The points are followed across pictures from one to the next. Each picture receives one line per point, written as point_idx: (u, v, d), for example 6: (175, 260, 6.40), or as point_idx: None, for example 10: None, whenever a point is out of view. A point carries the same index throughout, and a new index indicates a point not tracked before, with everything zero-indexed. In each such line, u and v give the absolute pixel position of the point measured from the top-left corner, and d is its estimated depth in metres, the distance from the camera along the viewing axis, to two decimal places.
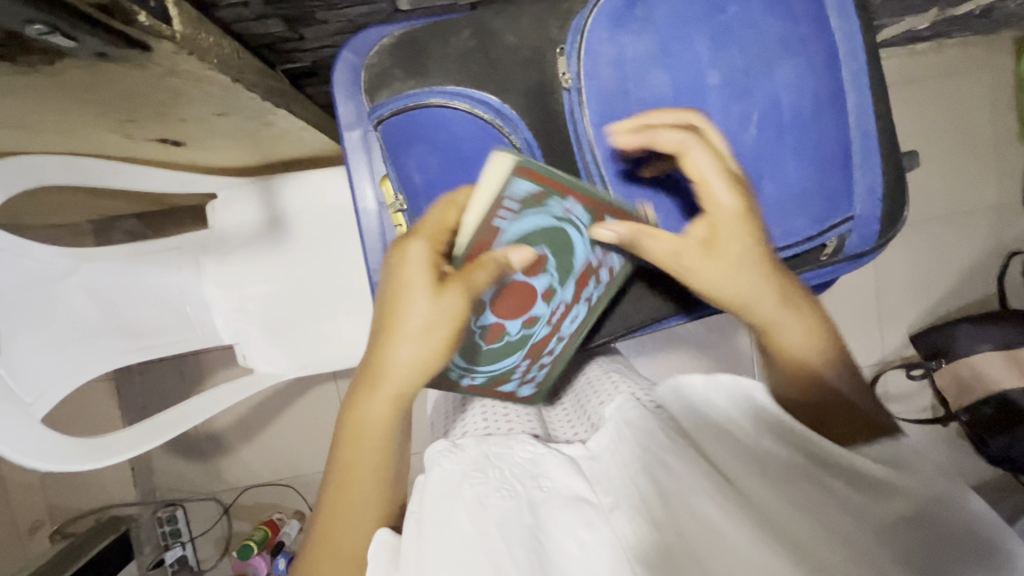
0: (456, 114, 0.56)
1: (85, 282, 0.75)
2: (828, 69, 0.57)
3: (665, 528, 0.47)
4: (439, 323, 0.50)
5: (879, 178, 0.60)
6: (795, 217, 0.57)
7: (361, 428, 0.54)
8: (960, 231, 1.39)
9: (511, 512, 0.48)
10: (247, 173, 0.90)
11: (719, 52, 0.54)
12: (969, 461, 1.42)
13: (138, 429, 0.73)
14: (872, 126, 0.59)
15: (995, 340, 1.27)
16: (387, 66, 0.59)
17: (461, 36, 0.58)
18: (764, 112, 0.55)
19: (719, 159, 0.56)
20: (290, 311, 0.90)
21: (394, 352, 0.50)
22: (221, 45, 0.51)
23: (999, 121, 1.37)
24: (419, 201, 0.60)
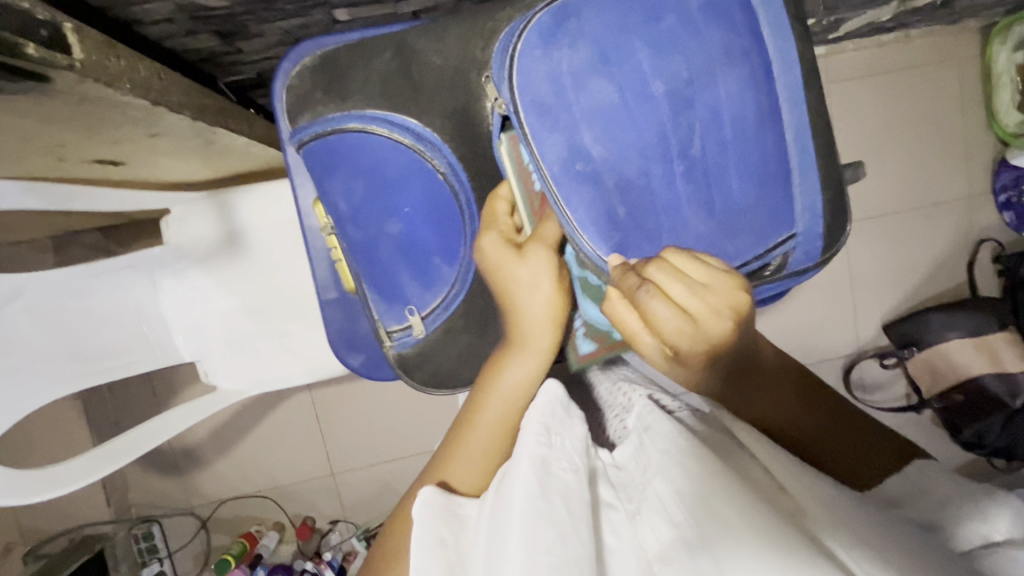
0: (377, 140, 0.58)
1: (27, 308, 0.73)
2: (770, 81, 0.55)
3: (686, 526, 0.37)
4: (551, 285, 0.55)
5: (819, 196, 0.58)
6: (733, 236, 0.56)
7: (492, 395, 0.56)
8: (930, 221, 1.39)
9: (568, 488, 0.42)
10: (201, 187, 0.88)
11: (660, 61, 0.53)
12: (944, 448, 1.44)
13: (88, 457, 0.74)
14: (812, 144, 0.57)
15: (968, 326, 1.29)
16: (309, 88, 0.60)
17: (383, 57, 0.59)
18: (704, 125, 0.53)
19: (677, 172, 0.54)
20: (251, 327, 0.88)
21: (518, 314, 0.57)
22: (134, 68, 0.50)
23: (966, 110, 1.37)
24: (346, 227, 0.61)
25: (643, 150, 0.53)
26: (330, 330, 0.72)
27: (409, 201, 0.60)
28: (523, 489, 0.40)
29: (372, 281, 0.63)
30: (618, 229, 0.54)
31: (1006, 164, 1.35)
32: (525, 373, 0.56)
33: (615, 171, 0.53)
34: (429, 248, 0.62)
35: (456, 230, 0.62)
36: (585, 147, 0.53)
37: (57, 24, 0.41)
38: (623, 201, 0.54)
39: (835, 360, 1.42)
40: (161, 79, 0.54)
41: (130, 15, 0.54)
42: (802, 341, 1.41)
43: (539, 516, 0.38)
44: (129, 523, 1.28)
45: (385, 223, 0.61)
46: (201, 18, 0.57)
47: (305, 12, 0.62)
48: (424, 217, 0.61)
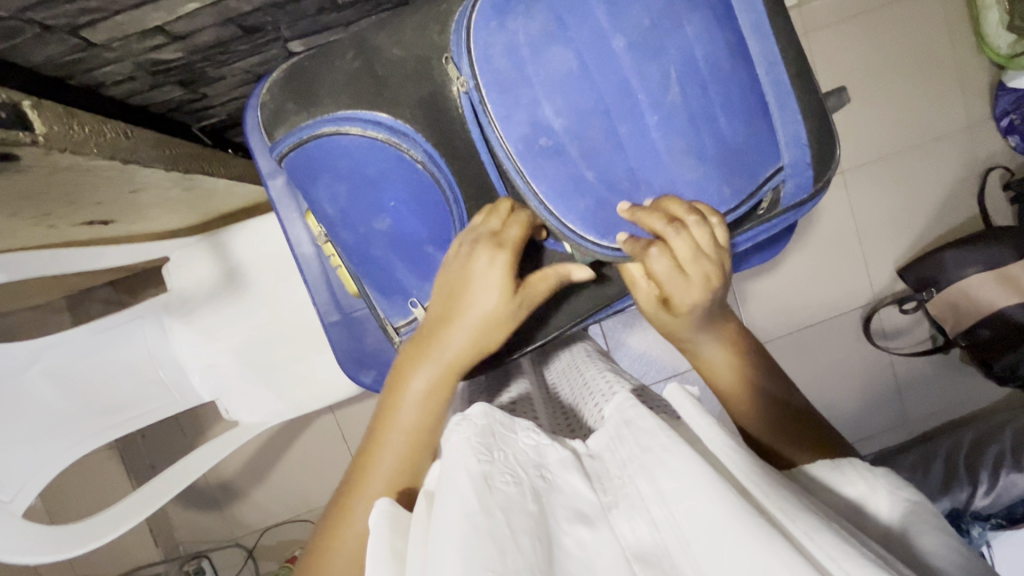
0: (351, 140, 0.55)
1: (46, 369, 0.75)
2: (731, 18, 0.52)
3: (666, 528, 0.37)
4: (500, 312, 0.52)
5: (803, 122, 0.54)
6: (718, 181, 0.52)
7: (401, 405, 0.52)
8: (933, 157, 1.36)
9: (513, 499, 0.39)
10: (195, 230, 0.90)
11: (619, 14, 0.50)
12: (975, 386, 1.41)
13: (122, 506, 0.77)
14: (783, 73, 0.53)
15: (985, 259, 1.25)
16: (280, 102, 0.58)
17: (345, 57, 0.57)
18: (681, 68, 0.51)
19: (652, 123, 0.51)
20: (263, 358, 0.91)
21: (453, 341, 0.52)
22: (99, 132, 0.52)
23: (956, 37, 1.33)
24: (337, 231, 0.59)
25: (606, 109, 0.51)
26: (338, 349, 0.72)
27: (392, 194, 0.56)
28: (464, 507, 0.37)
29: (370, 280, 0.60)
30: (585, 195, 0.53)
31: (1004, 87, 1.30)
32: (436, 381, 0.52)
33: (583, 139, 0.51)
34: (419, 238, 0.58)
35: (444, 214, 0.58)
36: (547, 120, 0.51)
37: (15, 105, 0.44)
38: (598, 163, 0.52)
39: (852, 312, 1.39)
40: (128, 137, 0.56)
41: (92, 81, 0.61)
42: (816, 296, 1.38)
43: (480, 532, 0.35)
44: (180, 560, 1.32)
45: (373, 221, 0.57)
46: (160, 71, 0.63)
47: (261, 49, 0.66)
48: (412, 208, 0.57)
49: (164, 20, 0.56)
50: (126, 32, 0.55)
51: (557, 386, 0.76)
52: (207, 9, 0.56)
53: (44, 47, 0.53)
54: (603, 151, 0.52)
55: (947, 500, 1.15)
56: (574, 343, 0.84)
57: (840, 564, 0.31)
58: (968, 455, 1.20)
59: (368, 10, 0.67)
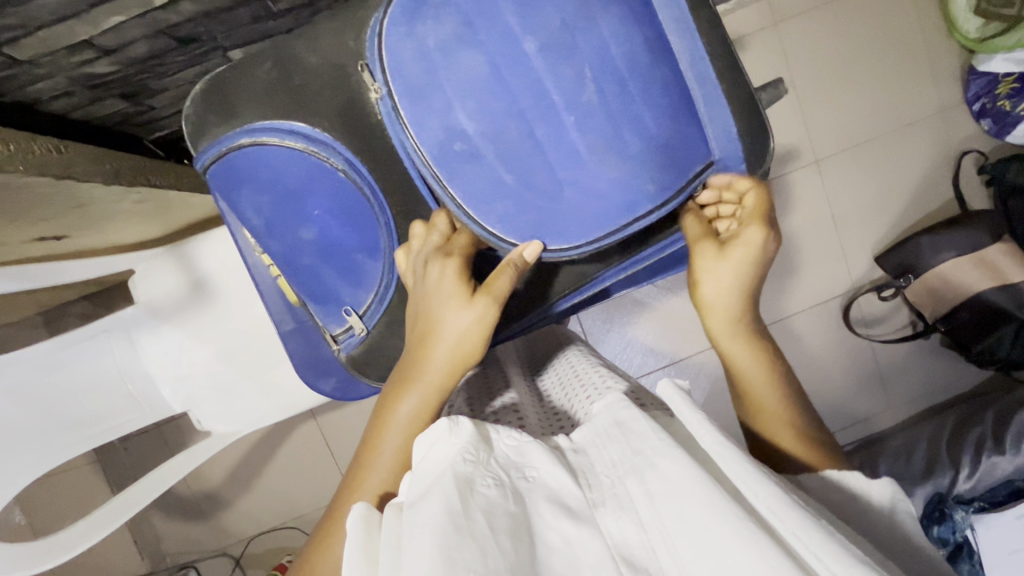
0: (271, 151, 0.55)
1: (8, 389, 0.75)
2: (647, 14, 0.51)
3: (653, 529, 0.37)
4: (470, 319, 0.50)
5: (732, 116, 0.54)
6: (642, 179, 0.51)
7: (387, 429, 0.51)
8: (904, 143, 1.36)
9: (493, 503, 0.38)
10: (159, 241, 0.90)
11: (529, 16, 0.49)
12: (958, 369, 1.41)
13: (92, 520, 0.77)
14: (707, 68, 0.53)
15: (960, 244, 1.25)
16: (200, 113, 0.58)
17: (263, 68, 0.56)
18: (597, 67, 0.50)
19: (568, 124, 0.50)
20: (234, 367, 0.91)
21: (428, 357, 0.51)
22: (31, 147, 0.52)
23: (923, 22, 1.33)
24: (266, 242, 0.59)
25: (520, 112, 0.50)
26: (295, 358, 0.72)
27: (317, 203, 0.56)
28: (445, 508, 0.36)
29: (305, 290, 0.60)
30: (504, 198, 0.52)
31: (976, 71, 1.30)
32: (421, 403, 0.51)
33: (498, 142, 0.51)
34: (349, 246, 0.57)
35: (370, 221, 0.57)
36: (461, 125, 0.51)
37: None
38: (514, 164, 0.51)
39: (832, 300, 1.39)
40: (63, 151, 0.56)
41: (28, 98, 0.60)
42: (794, 285, 1.38)
43: (462, 534, 0.35)
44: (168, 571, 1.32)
45: (299, 230, 0.57)
46: (98, 84, 0.63)
47: (202, 58, 0.66)
48: (337, 217, 0.57)
49: (91, 34, 0.56)
50: (53, 47, 0.56)
51: (546, 384, 0.76)
52: (134, 21, 0.56)
53: None
54: (521, 153, 0.51)
55: (930, 485, 1.16)
56: (569, 345, 0.84)
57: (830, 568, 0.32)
58: (950, 439, 1.20)
59: (307, 16, 0.67)
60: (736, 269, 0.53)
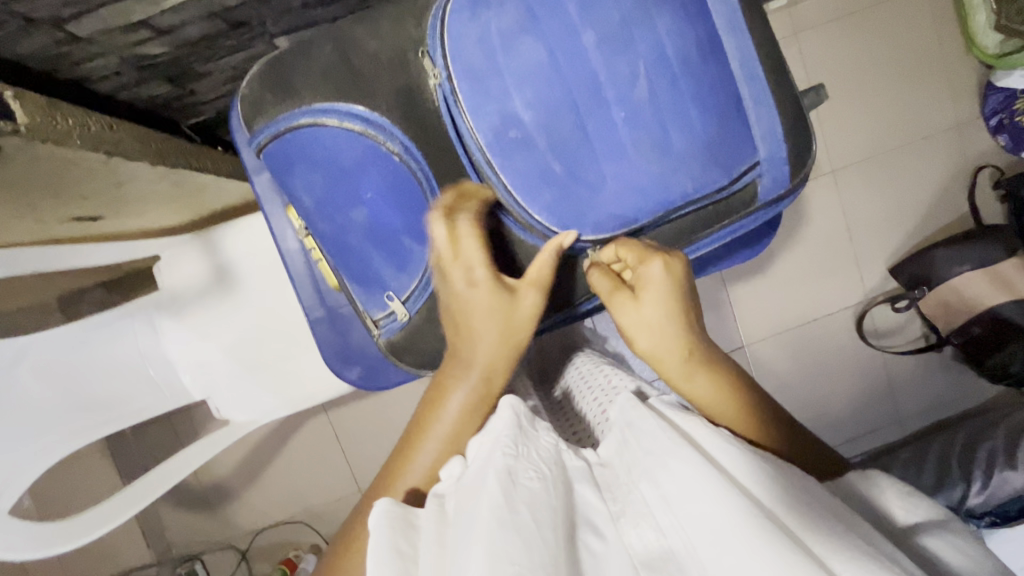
0: (329, 131, 0.55)
1: (35, 366, 0.74)
2: (702, 12, 0.52)
3: (672, 534, 0.37)
4: (518, 304, 0.52)
5: (779, 118, 0.54)
6: (683, 176, 0.53)
7: (438, 417, 0.51)
8: (922, 156, 1.37)
9: (536, 496, 0.38)
10: (186, 227, 0.91)
11: (590, 9, 0.51)
12: (968, 384, 1.41)
13: (109, 505, 0.75)
14: (759, 67, 0.54)
15: (976, 258, 1.25)
16: (258, 93, 0.58)
17: (323, 50, 0.57)
18: (651, 62, 0.51)
19: (618, 118, 0.52)
20: (255, 356, 0.91)
21: (478, 343, 0.52)
22: (85, 123, 0.53)
23: (943, 37, 1.34)
24: (315, 222, 0.59)
25: (573, 103, 0.52)
26: (324, 343, 0.72)
27: (370, 185, 0.56)
28: (491, 499, 0.36)
29: (348, 272, 0.61)
30: (550, 187, 0.53)
31: (993, 86, 1.31)
32: (472, 395, 0.51)
33: (550, 131, 0.52)
34: (397, 229, 0.58)
35: (421, 206, 0.57)
36: (516, 112, 0.52)
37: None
38: (564, 153, 0.52)
39: (846, 310, 1.39)
40: (113, 129, 0.57)
41: (78, 75, 0.61)
42: (808, 293, 1.39)
43: (505, 525, 0.34)
44: (172, 562, 1.32)
45: (350, 211, 0.57)
46: (147, 65, 0.64)
47: (248, 44, 0.67)
48: (389, 201, 0.57)
49: (148, 14, 0.56)
50: (111, 26, 0.56)
51: (560, 380, 0.80)
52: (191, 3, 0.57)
53: (28, 40, 0.54)
54: (570, 142, 0.52)
55: (941, 498, 1.15)
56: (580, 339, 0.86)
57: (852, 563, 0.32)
58: (962, 453, 1.20)
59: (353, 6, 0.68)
60: (649, 310, 0.52)
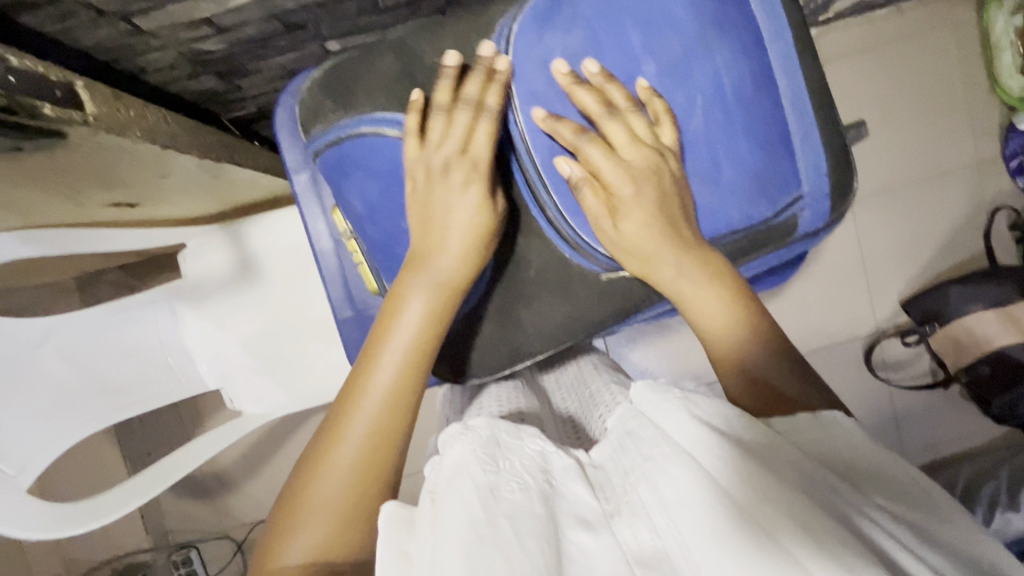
0: (388, 142, 0.58)
1: (60, 347, 0.74)
2: (759, 50, 0.55)
3: (667, 534, 0.38)
4: (483, 219, 0.56)
5: (824, 154, 0.57)
6: (728, 206, 0.56)
7: (398, 325, 0.53)
8: (940, 193, 1.37)
9: (518, 507, 0.39)
10: (214, 217, 0.92)
11: (652, 42, 0.55)
12: (973, 422, 1.41)
13: (126, 488, 0.75)
14: (807, 104, 0.56)
15: (989, 298, 1.26)
16: (317, 99, 0.60)
17: (384, 60, 0.59)
18: (707, 95, 0.55)
19: (671, 145, 0.56)
20: (271, 351, 0.91)
21: (443, 252, 0.54)
22: (144, 116, 0.59)
23: (967, 77, 1.35)
24: (364, 227, 0.61)
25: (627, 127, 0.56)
26: (349, 345, 0.72)
27: None
28: (468, 518, 0.38)
29: (392, 277, 0.62)
30: None
31: (1015, 129, 1.32)
32: (432, 299, 0.53)
33: None
34: None
35: None
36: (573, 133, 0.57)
37: (70, 84, 0.50)
38: None
39: (855, 340, 1.40)
40: (168, 122, 0.63)
41: (135, 66, 0.62)
42: (818, 321, 1.39)
43: (484, 541, 0.36)
44: (168, 549, 1.32)
45: (401, 220, 0.59)
46: (201, 61, 0.65)
47: (298, 46, 0.69)
48: None
49: (212, 12, 0.57)
50: (176, 21, 0.57)
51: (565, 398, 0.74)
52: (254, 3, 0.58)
53: (95, 30, 0.55)
54: None
55: None
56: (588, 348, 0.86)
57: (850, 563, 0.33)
58: (964, 492, 1.19)
59: (405, 15, 0.69)
60: (632, 227, 0.54)
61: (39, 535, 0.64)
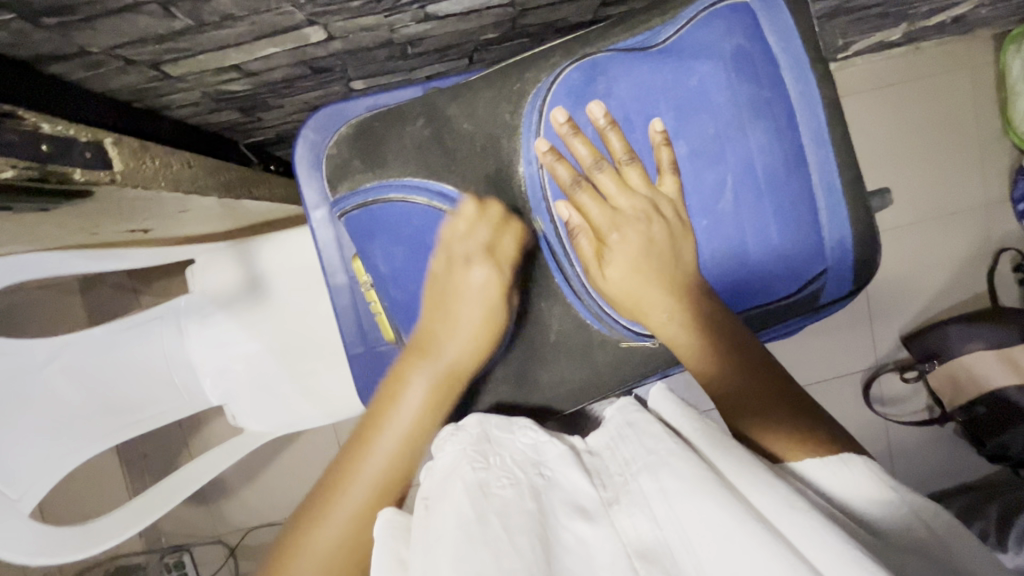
0: (417, 208, 0.59)
1: (65, 367, 0.74)
2: (791, 128, 0.56)
3: (667, 525, 0.37)
4: (490, 314, 0.56)
5: (850, 229, 0.58)
6: (752, 287, 0.58)
7: (396, 410, 0.52)
8: (947, 233, 1.38)
9: (508, 500, 0.41)
10: (225, 235, 0.91)
11: (685, 122, 0.56)
12: (967, 459, 1.42)
13: (127, 509, 0.75)
14: (838, 179, 0.57)
15: (989, 337, 1.26)
16: (347, 157, 0.61)
17: (416, 125, 0.59)
18: (739, 175, 0.56)
19: (700, 226, 0.57)
20: (273, 372, 0.91)
21: (448, 343, 0.55)
22: (168, 163, 0.60)
23: (981, 118, 1.35)
24: (387, 288, 0.61)
25: None
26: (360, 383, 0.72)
27: None
28: (457, 514, 0.39)
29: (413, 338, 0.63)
30: None
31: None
32: (433, 388, 0.53)
33: None
34: None
35: None
36: None
37: (100, 142, 0.51)
38: None
39: (854, 374, 1.40)
40: (191, 165, 0.64)
41: (159, 104, 0.62)
42: (819, 354, 1.40)
43: (470, 538, 0.37)
44: (161, 551, 1.32)
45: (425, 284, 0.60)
46: (225, 98, 0.65)
47: (324, 84, 0.69)
48: None
49: (242, 60, 0.57)
50: (205, 68, 0.57)
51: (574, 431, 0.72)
52: (285, 52, 0.57)
53: (122, 76, 0.54)
54: None
55: None
56: None
57: (844, 551, 0.32)
58: None
59: (433, 59, 0.70)
60: (618, 268, 0.56)
61: (39, 560, 0.64)
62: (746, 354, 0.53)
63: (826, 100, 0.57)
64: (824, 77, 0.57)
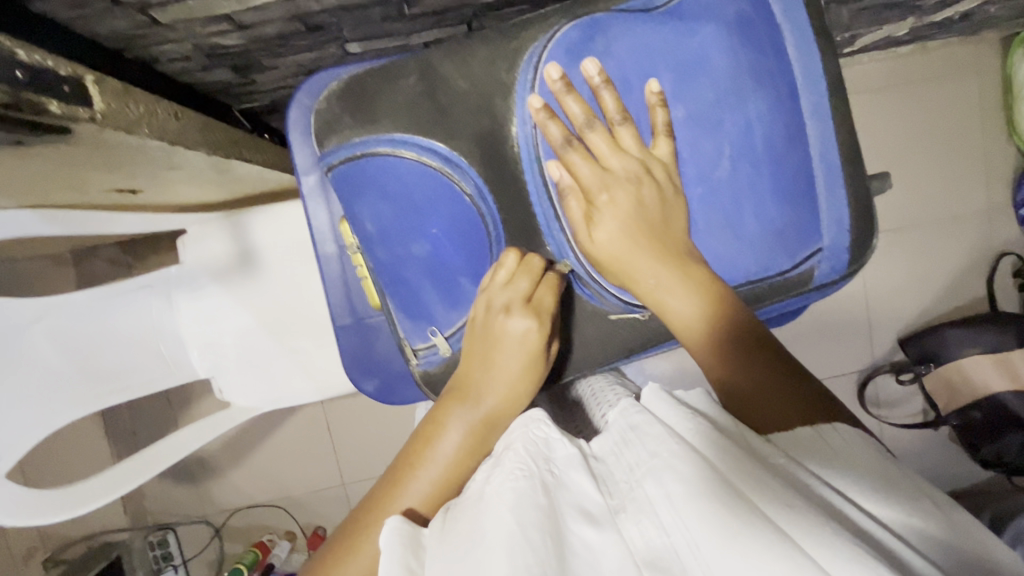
0: (406, 164, 0.58)
1: (48, 329, 0.73)
2: (791, 99, 0.55)
3: (675, 532, 0.38)
4: (528, 365, 0.57)
5: (847, 209, 0.57)
6: (745, 261, 0.57)
7: (433, 450, 0.54)
8: (947, 235, 1.37)
9: (520, 500, 0.41)
10: (218, 207, 0.90)
11: (684, 86, 0.55)
12: (960, 464, 1.41)
13: (110, 476, 0.75)
14: (836, 155, 0.56)
15: (988, 343, 1.24)
16: (335, 112, 0.59)
17: (409, 80, 0.58)
18: (736, 144, 0.55)
19: (694, 194, 0.57)
20: (263, 346, 0.90)
21: (484, 391, 0.56)
22: (154, 112, 0.57)
23: (985, 121, 1.34)
24: (373, 248, 0.60)
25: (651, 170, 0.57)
26: (347, 351, 0.72)
27: (437, 222, 0.59)
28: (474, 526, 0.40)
29: (398, 300, 0.62)
30: None
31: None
32: (468, 435, 0.55)
33: None
34: (454, 267, 0.60)
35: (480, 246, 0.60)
36: None
37: (81, 79, 0.48)
38: None
39: (849, 374, 1.39)
40: (179, 118, 0.62)
41: (149, 55, 0.62)
42: (815, 353, 1.39)
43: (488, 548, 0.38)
44: (145, 530, 1.31)
45: (412, 244, 0.59)
46: (217, 54, 0.64)
47: (318, 46, 0.68)
48: (453, 238, 0.59)
49: (232, 11, 0.56)
50: (195, 17, 0.56)
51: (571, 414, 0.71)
52: (277, 6, 0.57)
53: (111, 20, 0.54)
54: None
55: None
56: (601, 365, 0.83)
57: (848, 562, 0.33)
58: None
59: (431, 23, 0.69)
60: (610, 228, 0.55)
61: (16, 522, 0.64)
62: (735, 317, 0.53)
63: (828, 75, 0.56)
64: (827, 51, 0.56)
